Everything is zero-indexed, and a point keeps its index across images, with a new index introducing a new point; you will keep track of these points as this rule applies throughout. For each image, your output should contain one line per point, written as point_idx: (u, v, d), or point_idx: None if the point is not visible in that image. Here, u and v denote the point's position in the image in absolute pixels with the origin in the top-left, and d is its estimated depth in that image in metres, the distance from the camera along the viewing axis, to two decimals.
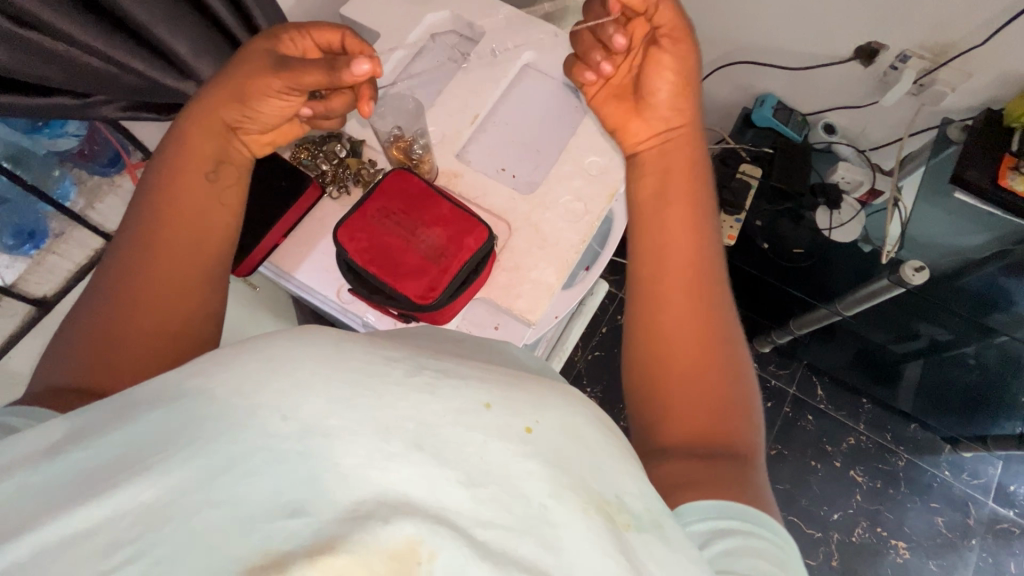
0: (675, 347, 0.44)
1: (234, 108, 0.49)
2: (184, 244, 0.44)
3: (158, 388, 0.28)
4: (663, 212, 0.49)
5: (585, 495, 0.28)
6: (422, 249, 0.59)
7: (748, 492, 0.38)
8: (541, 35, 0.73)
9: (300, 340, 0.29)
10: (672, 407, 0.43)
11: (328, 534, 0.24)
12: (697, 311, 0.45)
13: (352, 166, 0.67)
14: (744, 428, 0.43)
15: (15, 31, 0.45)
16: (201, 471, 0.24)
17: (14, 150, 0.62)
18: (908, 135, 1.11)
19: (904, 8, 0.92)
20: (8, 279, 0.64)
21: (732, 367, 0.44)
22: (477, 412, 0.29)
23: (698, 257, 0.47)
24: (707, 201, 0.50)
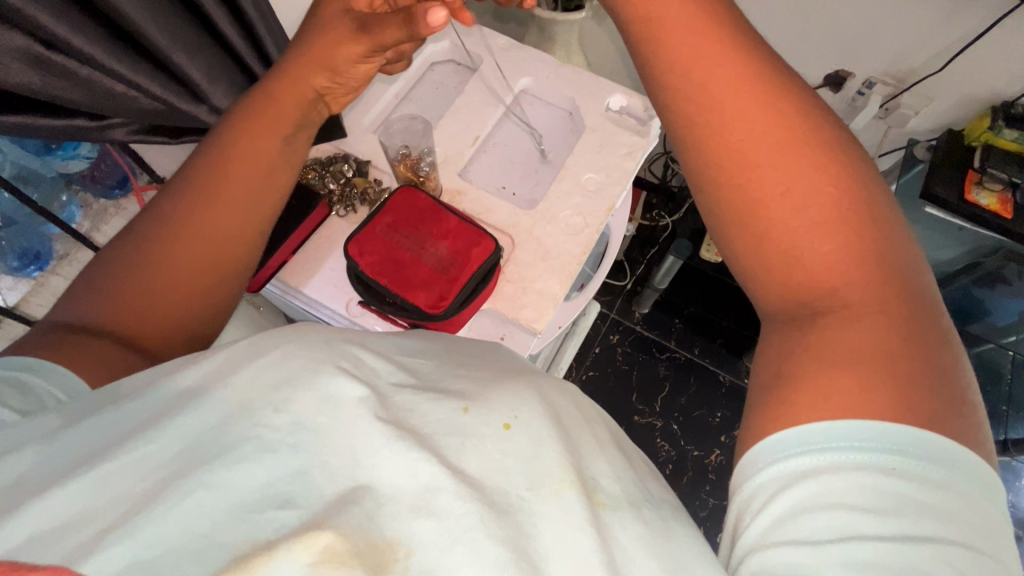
0: (762, 202, 0.33)
1: (322, 74, 0.48)
2: (229, 212, 0.43)
3: (176, 392, 0.30)
4: (683, 41, 0.36)
5: (565, 480, 0.29)
6: (431, 261, 0.60)
7: (902, 368, 0.29)
8: (538, 64, 0.78)
9: (294, 342, 0.32)
10: (790, 290, 0.33)
11: (315, 519, 0.26)
12: (793, 155, 0.33)
13: (359, 186, 0.70)
14: (890, 277, 0.32)
15: (44, 54, 0.48)
16: (196, 459, 0.27)
17: (25, 171, 0.62)
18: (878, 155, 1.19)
19: (868, 41, 0.99)
20: (9, 301, 0.64)
21: (861, 204, 0.33)
22: (456, 416, 0.31)
23: (761, 79, 0.35)
24: (727, 10, 0.37)
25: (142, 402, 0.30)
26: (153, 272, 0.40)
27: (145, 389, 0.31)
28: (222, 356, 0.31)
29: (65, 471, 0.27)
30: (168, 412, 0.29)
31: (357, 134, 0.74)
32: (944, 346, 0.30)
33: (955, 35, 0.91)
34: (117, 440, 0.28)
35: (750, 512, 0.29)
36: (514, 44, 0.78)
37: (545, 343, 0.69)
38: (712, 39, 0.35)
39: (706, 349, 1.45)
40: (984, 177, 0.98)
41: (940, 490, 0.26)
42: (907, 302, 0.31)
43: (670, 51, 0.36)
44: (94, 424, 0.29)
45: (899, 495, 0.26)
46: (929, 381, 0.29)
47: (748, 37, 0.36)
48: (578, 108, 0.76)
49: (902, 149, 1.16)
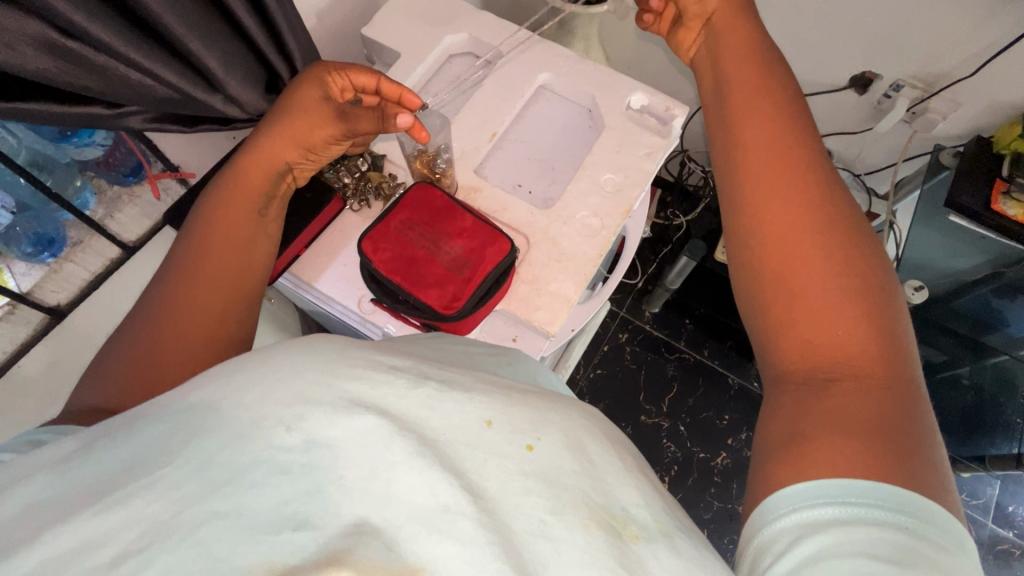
0: (785, 267, 0.38)
1: (290, 146, 0.56)
2: (224, 276, 0.48)
3: (187, 406, 0.29)
4: (748, 124, 0.43)
5: (589, 517, 0.29)
6: (447, 260, 0.60)
7: (894, 437, 0.31)
8: (558, 59, 0.76)
9: (302, 352, 0.31)
10: (797, 349, 0.36)
11: (331, 551, 0.25)
12: (813, 226, 0.38)
13: (374, 179, 0.68)
14: (893, 356, 0.35)
15: (60, 41, 0.47)
16: (207, 484, 0.26)
17: (39, 156, 0.62)
18: (902, 160, 1.16)
19: (899, 43, 0.96)
20: (24, 287, 0.64)
21: (868, 281, 0.36)
22: (478, 430, 0.30)
23: (796, 161, 0.40)
24: (794, 104, 0.44)
25: (153, 417, 0.30)
26: (159, 328, 0.43)
27: (157, 405, 0.30)
28: (238, 366, 0.30)
29: (77, 497, 0.26)
30: (177, 430, 0.28)
31: None
32: (929, 426, 0.33)
33: (992, 37, 0.88)
34: (124, 465, 0.27)
35: (773, 553, 0.30)
36: (535, 38, 0.77)
37: (558, 345, 0.68)
38: (773, 126, 0.42)
39: (716, 351, 1.44)
40: (1011, 187, 0.94)
41: (944, 553, 0.28)
42: (901, 378, 0.34)
43: (734, 131, 0.44)
44: (105, 443, 0.29)
45: (913, 551, 0.27)
46: (924, 456, 0.31)
47: (808, 131, 0.42)
48: (597, 106, 0.74)
49: (927, 156, 1.13)
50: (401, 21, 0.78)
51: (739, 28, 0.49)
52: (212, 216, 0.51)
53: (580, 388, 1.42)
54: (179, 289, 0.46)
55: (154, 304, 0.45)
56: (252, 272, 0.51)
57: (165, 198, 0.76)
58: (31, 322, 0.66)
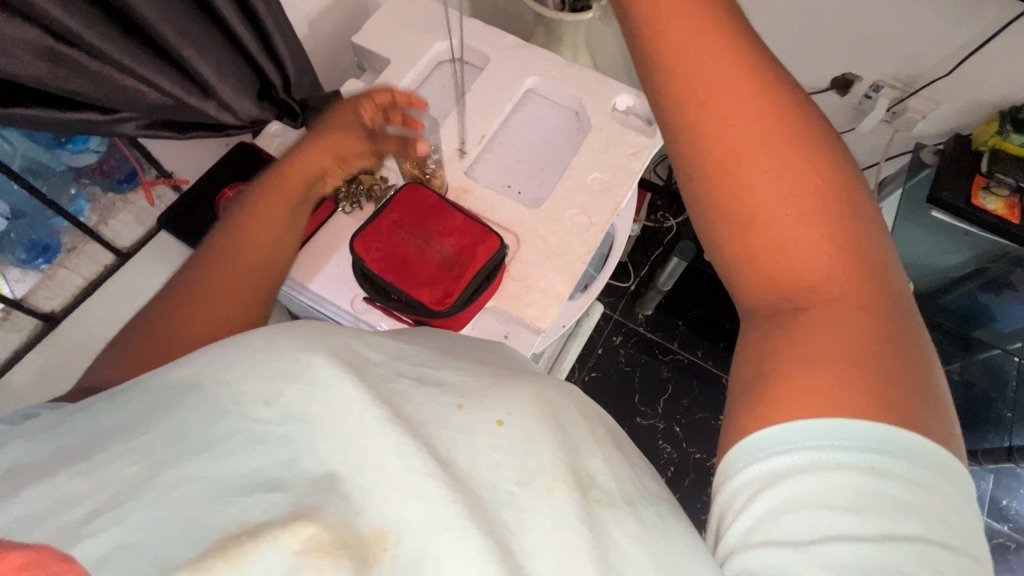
0: (752, 206, 0.34)
1: (324, 151, 0.58)
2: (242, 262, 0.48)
3: (166, 388, 0.30)
4: (687, 46, 0.36)
5: (559, 485, 0.29)
6: (437, 258, 0.61)
7: (875, 360, 0.30)
8: (545, 64, 0.78)
9: (281, 333, 0.32)
10: (771, 284, 0.34)
11: (301, 508, 0.26)
12: (771, 148, 0.34)
13: (364, 182, 0.69)
14: (866, 272, 0.33)
15: (59, 49, 0.48)
16: (183, 450, 0.27)
17: (33, 164, 0.63)
18: (884, 159, 1.18)
19: (877, 44, 0.98)
20: (19, 292, 0.66)
21: (837, 199, 0.34)
22: (448, 412, 0.31)
23: (738, 71, 0.35)
24: (725, 12, 0.37)
25: (130, 392, 0.31)
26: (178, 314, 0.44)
27: (140, 384, 0.31)
28: (214, 352, 0.31)
29: (54, 460, 0.28)
30: (161, 405, 0.29)
31: None
32: (910, 335, 0.32)
33: (967, 36, 0.90)
34: (108, 434, 0.28)
35: (733, 511, 0.31)
36: (522, 44, 0.79)
37: (550, 341, 0.69)
38: (716, 47, 0.36)
39: (709, 351, 1.45)
40: (991, 182, 0.97)
41: (914, 487, 0.28)
42: (879, 294, 0.33)
43: (670, 55, 0.36)
44: (86, 412, 0.30)
45: (875, 494, 0.28)
46: (905, 373, 0.30)
47: (749, 45, 0.37)
48: (584, 108, 0.76)
49: (907, 155, 1.15)
50: (391, 29, 0.80)
51: None
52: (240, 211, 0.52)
53: None
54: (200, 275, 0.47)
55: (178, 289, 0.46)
56: (272, 257, 0.51)
57: (159, 205, 0.77)
58: (25, 330, 0.68)
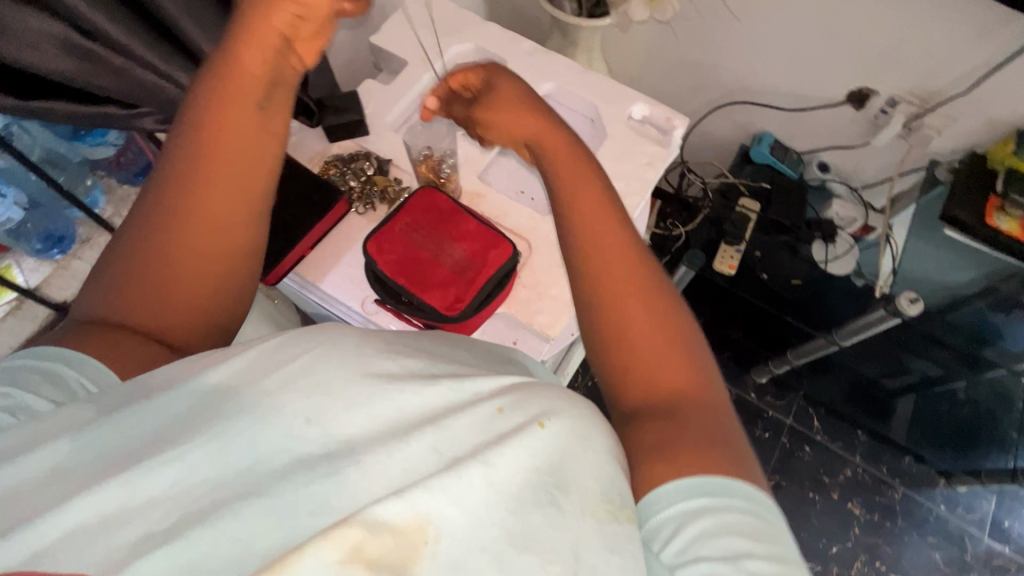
0: (627, 318, 0.41)
1: (284, 8, 0.43)
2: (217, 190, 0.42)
3: (202, 403, 0.32)
4: (578, 195, 0.46)
5: (594, 504, 0.31)
6: (450, 263, 0.60)
7: (714, 442, 0.37)
8: (562, 69, 0.79)
9: (327, 346, 0.34)
10: (634, 379, 0.40)
11: (342, 518, 0.27)
12: (634, 273, 0.43)
13: (379, 183, 0.70)
14: (702, 372, 0.41)
15: (82, 42, 0.48)
16: (226, 469, 0.29)
17: (53, 155, 0.64)
18: (897, 175, 1.17)
19: (896, 59, 0.98)
20: (31, 282, 0.67)
21: (680, 317, 0.42)
22: (491, 416, 0.32)
23: (608, 215, 0.45)
24: (597, 177, 0.48)
25: (171, 403, 0.32)
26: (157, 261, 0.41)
27: (173, 397, 0.32)
28: (251, 358, 0.34)
29: (98, 471, 0.29)
30: (200, 414, 0.31)
31: (380, 132, 0.74)
32: (734, 426, 0.40)
33: (987, 56, 0.89)
34: (153, 440, 0.30)
35: (660, 540, 0.33)
36: (540, 49, 0.80)
37: (558, 349, 0.68)
38: (597, 202, 0.46)
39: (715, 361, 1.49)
40: (1006, 203, 0.95)
41: (777, 525, 0.34)
42: (712, 391, 0.40)
43: (568, 202, 0.46)
44: (131, 416, 0.31)
45: (763, 527, 0.34)
46: (734, 451, 0.37)
47: (618, 208, 0.47)
48: (601, 116, 0.77)
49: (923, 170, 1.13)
50: (409, 29, 0.80)
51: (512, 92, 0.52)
52: (208, 118, 0.42)
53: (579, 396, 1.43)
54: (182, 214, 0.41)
55: (161, 225, 0.41)
56: (256, 194, 0.44)
57: None
58: (37, 318, 0.68)
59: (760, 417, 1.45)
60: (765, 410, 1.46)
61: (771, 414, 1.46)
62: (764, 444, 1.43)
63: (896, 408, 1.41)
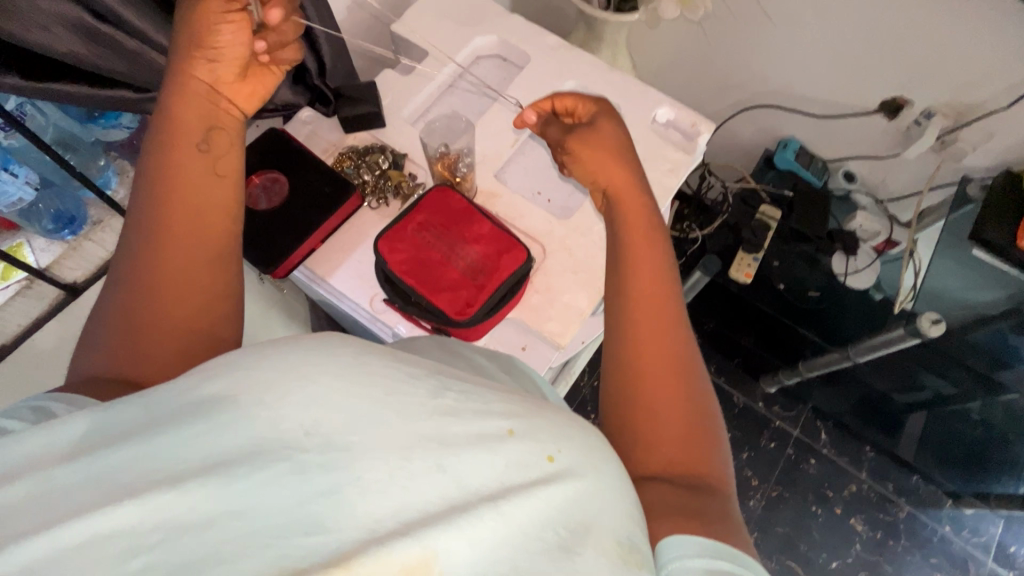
0: (649, 388, 0.44)
1: (204, 63, 0.48)
2: (190, 243, 0.44)
3: (198, 410, 0.30)
4: (637, 262, 0.49)
5: (605, 543, 0.31)
6: (461, 266, 0.59)
7: (719, 516, 0.39)
8: (585, 67, 0.76)
9: (322, 354, 0.32)
10: (647, 446, 0.43)
11: (342, 553, 0.27)
12: (666, 346, 0.46)
13: (393, 178, 0.68)
14: (709, 449, 0.44)
15: (94, 25, 0.48)
16: (216, 487, 0.28)
17: (65, 135, 0.64)
18: (927, 189, 1.12)
19: (936, 68, 0.93)
20: (42, 262, 0.66)
21: (698, 394, 0.45)
22: (500, 438, 0.32)
23: (659, 287, 0.48)
24: (667, 255, 0.51)
25: (165, 416, 0.30)
26: (144, 317, 0.42)
27: (170, 402, 0.31)
28: (245, 366, 0.32)
29: (85, 490, 0.28)
30: (193, 426, 0.30)
31: (396, 124, 0.73)
32: (731, 503, 0.43)
33: None
34: (141, 458, 0.29)
35: None
36: (564, 45, 0.77)
37: (568, 357, 0.67)
38: (653, 268, 0.49)
39: (723, 367, 1.48)
40: None
41: None
42: (714, 466, 0.43)
43: (629, 264, 0.49)
44: (124, 434, 0.30)
45: None
46: (736, 525, 0.40)
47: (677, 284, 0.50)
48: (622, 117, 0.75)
49: (954, 185, 1.09)
50: (431, 18, 0.78)
51: (604, 147, 0.55)
52: (165, 170, 0.45)
53: (583, 396, 1.42)
54: (153, 258, 0.43)
55: (134, 276, 0.43)
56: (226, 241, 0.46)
57: None
58: (47, 299, 0.68)
59: (767, 427, 1.43)
60: (772, 420, 1.44)
61: (778, 425, 1.44)
62: (769, 454, 1.41)
63: (904, 425, 1.36)
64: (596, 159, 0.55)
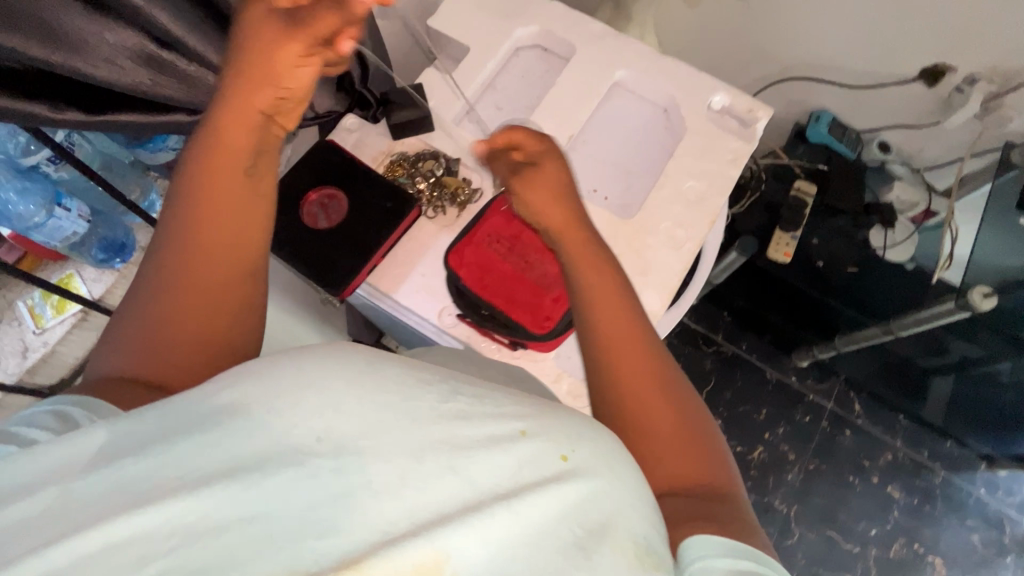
0: (641, 397, 0.43)
1: (265, 91, 0.45)
2: (212, 279, 0.44)
3: (231, 430, 0.31)
4: (592, 281, 0.48)
5: (623, 544, 0.32)
6: (536, 277, 0.58)
7: (735, 520, 0.39)
8: (634, 54, 0.73)
9: (336, 360, 0.34)
10: (653, 458, 0.42)
11: (353, 554, 0.28)
12: (647, 356, 0.45)
13: (450, 186, 0.66)
14: (715, 455, 0.43)
15: (157, 52, 0.47)
16: (233, 491, 0.29)
17: (109, 160, 0.62)
18: (969, 155, 1.09)
19: (986, 32, 0.90)
20: (94, 293, 0.65)
21: (689, 399, 0.45)
22: (513, 439, 0.34)
23: (619, 301, 0.47)
24: (615, 265, 0.49)
25: (186, 422, 0.32)
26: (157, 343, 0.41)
27: (200, 414, 0.32)
28: (373, 408, 0.32)
29: (108, 499, 0.29)
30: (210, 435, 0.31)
31: (445, 127, 0.70)
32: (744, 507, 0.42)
33: None
34: (162, 467, 0.30)
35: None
36: (609, 31, 0.74)
37: None
38: (612, 283, 0.48)
39: (753, 345, 1.48)
40: None
41: None
42: (721, 473, 0.43)
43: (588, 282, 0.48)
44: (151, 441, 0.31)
45: None
46: (751, 528, 0.40)
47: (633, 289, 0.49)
48: (676, 106, 0.72)
49: (999, 151, 1.06)
50: (468, 8, 0.74)
51: (549, 182, 0.53)
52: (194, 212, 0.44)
53: None
54: (179, 278, 0.43)
55: (152, 307, 0.43)
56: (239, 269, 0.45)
57: None
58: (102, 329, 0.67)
59: (801, 401, 1.44)
60: (806, 394, 1.45)
61: (811, 398, 1.45)
62: (804, 428, 1.43)
63: (931, 387, 1.33)
64: (545, 206, 0.52)
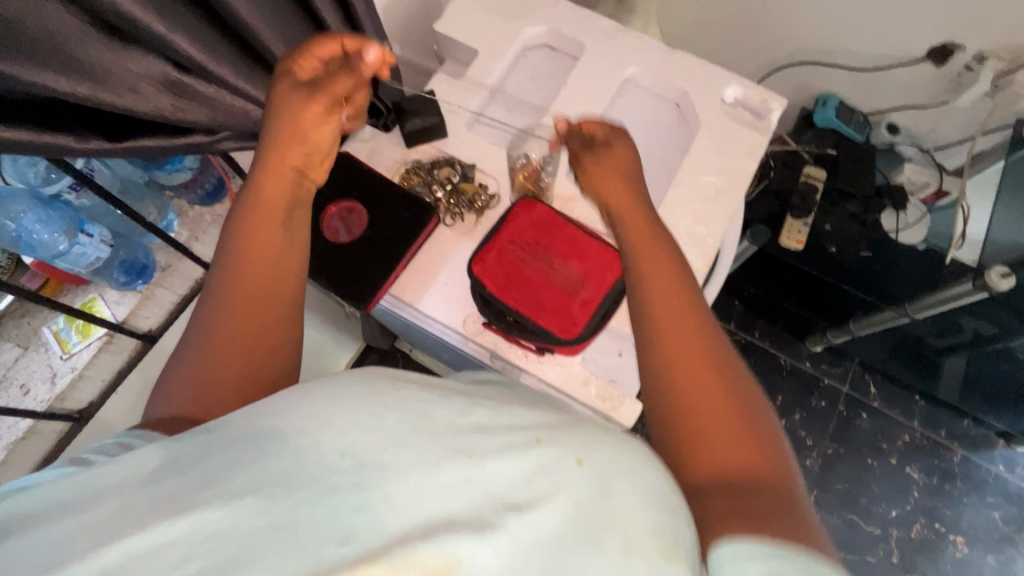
0: (691, 388, 0.42)
1: (296, 147, 0.52)
2: (253, 306, 0.44)
3: (259, 447, 0.30)
4: (649, 271, 0.48)
5: (639, 540, 0.30)
6: (561, 282, 0.58)
7: (795, 518, 0.35)
8: (644, 49, 0.73)
9: (359, 381, 0.33)
10: (702, 450, 0.40)
11: (367, 554, 0.27)
12: (702, 346, 0.44)
13: (467, 192, 0.65)
14: (772, 453, 0.40)
15: (178, 77, 0.48)
16: (252, 507, 0.28)
17: (126, 183, 0.63)
18: (980, 134, 1.08)
19: (993, 9, 0.89)
20: (119, 315, 0.67)
21: (745, 394, 0.42)
22: (528, 446, 0.32)
23: (677, 292, 0.47)
24: (675, 255, 0.50)
25: (212, 444, 0.31)
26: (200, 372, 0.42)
27: (230, 436, 0.31)
28: (396, 426, 0.31)
29: (127, 518, 0.28)
30: (241, 451, 0.30)
31: (458, 132, 0.69)
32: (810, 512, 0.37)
33: None
34: (188, 484, 0.29)
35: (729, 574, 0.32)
36: (618, 27, 0.73)
37: None
38: (667, 275, 0.48)
39: (766, 332, 1.48)
40: None
41: None
42: (781, 470, 0.39)
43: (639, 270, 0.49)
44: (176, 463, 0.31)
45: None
46: (815, 531, 0.35)
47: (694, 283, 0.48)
48: (689, 100, 0.72)
49: (1010, 129, 1.05)
50: (474, 11, 0.74)
51: (619, 162, 0.57)
52: (237, 244, 0.47)
53: None
54: (223, 311, 0.44)
55: (197, 334, 0.44)
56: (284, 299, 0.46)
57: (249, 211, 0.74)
58: (128, 350, 0.68)
59: (816, 386, 1.44)
60: (821, 379, 1.45)
61: (827, 383, 1.45)
62: (821, 413, 1.43)
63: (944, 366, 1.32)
64: (612, 186, 0.56)
